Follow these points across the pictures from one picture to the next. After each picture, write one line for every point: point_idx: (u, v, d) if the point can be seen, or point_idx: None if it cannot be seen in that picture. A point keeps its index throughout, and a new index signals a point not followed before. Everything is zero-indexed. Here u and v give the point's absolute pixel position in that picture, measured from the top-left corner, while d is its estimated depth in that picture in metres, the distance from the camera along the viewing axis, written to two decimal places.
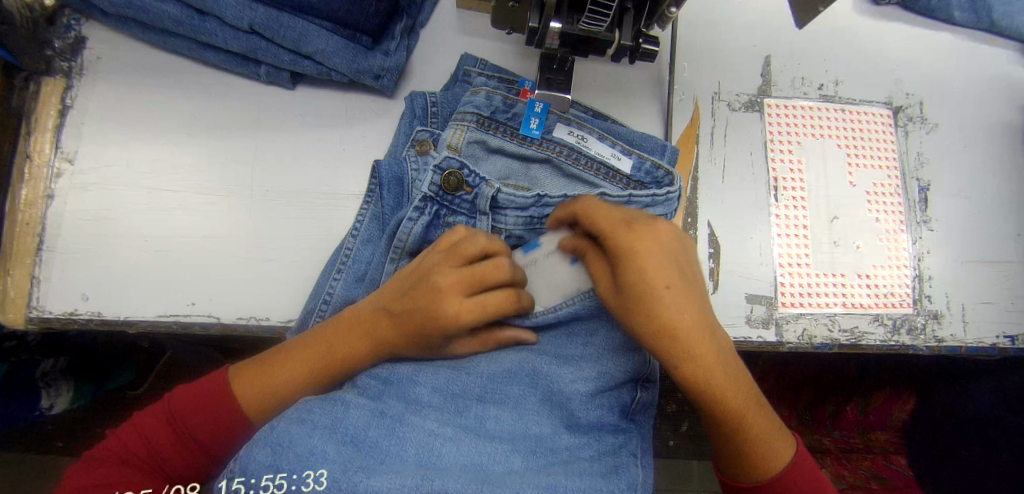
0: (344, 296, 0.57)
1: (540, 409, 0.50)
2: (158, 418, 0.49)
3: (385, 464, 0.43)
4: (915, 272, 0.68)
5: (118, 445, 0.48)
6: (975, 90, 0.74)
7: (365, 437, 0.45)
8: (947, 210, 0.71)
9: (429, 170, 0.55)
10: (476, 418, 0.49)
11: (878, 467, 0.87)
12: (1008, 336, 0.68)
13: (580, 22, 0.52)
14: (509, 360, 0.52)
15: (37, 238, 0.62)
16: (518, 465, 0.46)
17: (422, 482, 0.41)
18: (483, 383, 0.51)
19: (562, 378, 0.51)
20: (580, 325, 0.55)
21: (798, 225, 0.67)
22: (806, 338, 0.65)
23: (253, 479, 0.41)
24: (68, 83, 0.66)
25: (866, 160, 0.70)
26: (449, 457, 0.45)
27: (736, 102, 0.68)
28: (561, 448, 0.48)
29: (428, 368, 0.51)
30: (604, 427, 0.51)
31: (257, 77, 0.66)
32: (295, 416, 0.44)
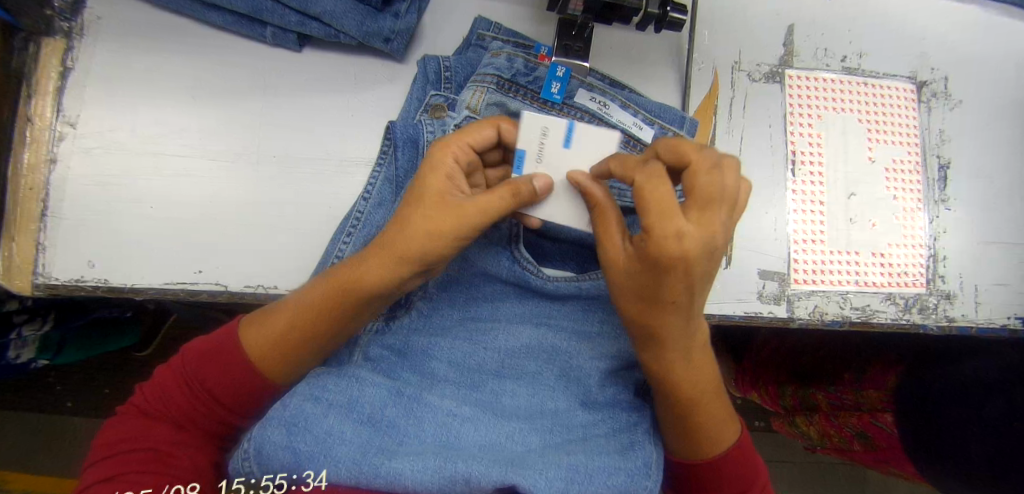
0: None
1: (556, 384, 0.50)
2: (180, 380, 0.48)
3: (403, 444, 0.43)
4: (930, 251, 0.67)
5: (143, 399, 0.49)
6: (1003, 65, 0.71)
7: (381, 416, 0.44)
8: (966, 189, 0.69)
9: (451, 131, 0.56)
10: (492, 394, 0.49)
11: (865, 425, 0.84)
12: (1019, 318, 0.68)
13: None
14: (527, 335, 0.52)
15: (41, 204, 0.61)
16: (536, 443, 0.46)
17: (445, 465, 0.41)
18: (500, 358, 0.51)
19: (580, 356, 0.52)
20: (599, 304, 0.54)
21: (815, 200, 0.65)
22: (816, 314, 0.65)
23: (266, 455, 0.41)
24: (68, 44, 0.64)
25: (887, 135, 0.68)
26: (468, 436, 0.44)
27: (756, 72, 0.67)
28: (575, 426, 0.48)
29: (443, 342, 0.51)
30: (618, 405, 0.52)
31: (263, 39, 0.64)
32: (310, 394, 0.44)
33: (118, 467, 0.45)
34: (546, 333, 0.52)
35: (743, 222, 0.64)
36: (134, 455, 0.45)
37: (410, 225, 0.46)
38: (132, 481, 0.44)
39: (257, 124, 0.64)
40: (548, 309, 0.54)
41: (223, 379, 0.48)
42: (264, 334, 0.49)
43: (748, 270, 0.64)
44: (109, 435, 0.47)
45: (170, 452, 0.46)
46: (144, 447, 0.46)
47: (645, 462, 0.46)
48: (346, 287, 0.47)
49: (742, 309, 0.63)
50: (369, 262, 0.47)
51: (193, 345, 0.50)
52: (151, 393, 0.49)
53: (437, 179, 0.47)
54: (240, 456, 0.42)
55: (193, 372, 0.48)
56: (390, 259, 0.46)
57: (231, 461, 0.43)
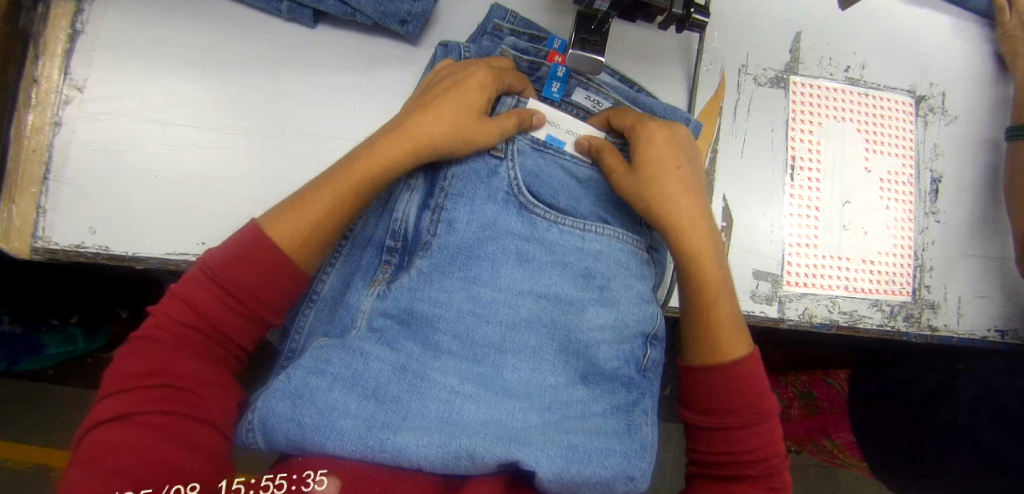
0: (361, 233, 0.59)
1: (556, 358, 0.52)
2: (205, 288, 0.47)
3: (407, 419, 0.44)
4: (917, 261, 0.70)
5: (162, 321, 0.46)
6: (999, 84, 0.73)
7: (385, 391, 0.45)
8: (955, 203, 0.71)
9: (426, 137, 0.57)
10: (494, 368, 0.50)
11: (812, 385, 0.95)
12: (998, 330, 0.70)
13: None
14: (529, 308, 0.52)
15: (43, 167, 0.61)
16: (536, 421, 0.47)
17: (451, 440, 0.42)
18: (502, 332, 0.51)
19: (582, 325, 0.53)
20: (603, 265, 0.55)
21: (811, 206, 0.67)
22: (806, 316, 0.67)
23: (274, 431, 0.42)
24: (79, 7, 0.64)
25: (884, 146, 0.70)
26: (470, 414, 0.45)
27: (763, 77, 0.68)
28: (574, 402, 0.51)
29: (442, 317, 0.50)
30: (616, 380, 0.54)
31: (277, 13, 0.64)
32: (314, 367, 0.45)
33: (139, 404, 0.41)
34: (548, 306, 0.53)
35: (741, 222, 0.66)
36: (153, 394, 0.42)
37: (439, 126, 0.52)
38: (151, 423, 0.41)
39: (267, 98, 0.64)
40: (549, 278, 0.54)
41: (261, 278, 0.47)
42: (289, 226, 0.49)
43: (743, 270, 0.65)
44: (129, 367, 0.44)
45: (190, 391, 0.44)
46: (162, 383, 0.43)
47: (642, 444, 0.51)
48: (386, 170, 0.51)
49: None
50: (389, 167, 0.51)
51: (200, 277, 0.47)
52: (174, 311, 0.46)
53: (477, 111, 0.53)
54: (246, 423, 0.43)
55: (204, 307, 0.46)
56: (425, 155, 0.52)
57: (236, 434, 0.44)
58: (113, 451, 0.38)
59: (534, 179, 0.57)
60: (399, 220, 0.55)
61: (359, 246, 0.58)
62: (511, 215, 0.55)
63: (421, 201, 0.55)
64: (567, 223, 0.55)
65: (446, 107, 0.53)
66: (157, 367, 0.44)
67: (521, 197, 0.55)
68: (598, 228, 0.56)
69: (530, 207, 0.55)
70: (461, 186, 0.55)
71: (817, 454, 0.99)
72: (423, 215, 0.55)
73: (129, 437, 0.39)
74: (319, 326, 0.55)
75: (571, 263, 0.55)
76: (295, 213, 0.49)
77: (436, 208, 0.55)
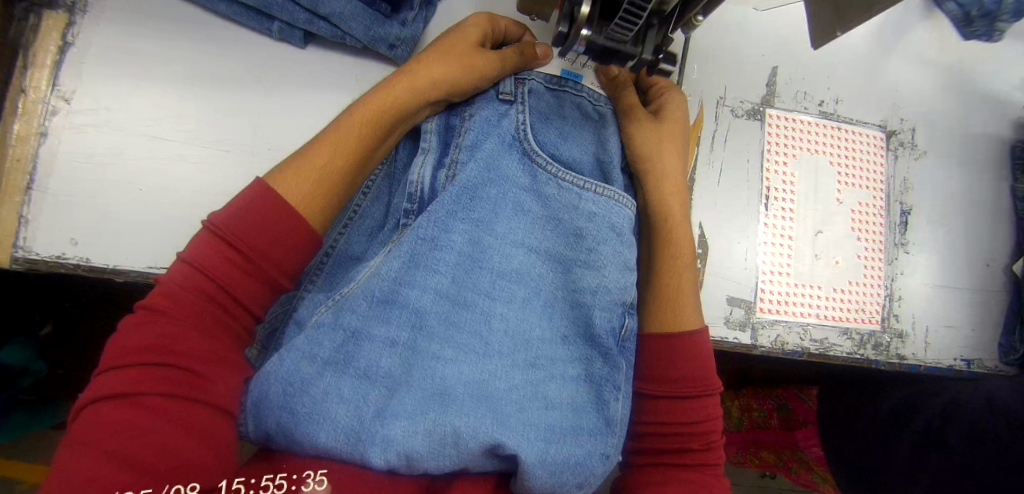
0: (349, 250, 0.57)
1: (542, 314, 0.53)
2: (217, 251, 0.46)
3: (396, 401, 0.46)
4: (887, 291, 0.72)
5: (170, 291, 0.45)
6: (965, 122, 0.77)
7: (377, 367, 0.46)
8: (924, 235, 0.74)
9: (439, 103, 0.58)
10: (482, 315, 0.51)
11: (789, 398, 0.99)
12: (964, 359, 0.72)
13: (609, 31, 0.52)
14: (520, 261, 0.53)
15: (27, 177, 0.61)
16: (518, 380, 0.50)
17: (437, 423, 0.45)
18: (489, 294, 0.51)
19: (568, 284, 0.55)
20: (594, 227, 0.55)
21: (784, 235, 0.69)
22: (778, 343, 0.68)
23: (273, 413, 0.44)
24: (70, 19, 0.64)
25: (856, 179, 0.72)
26: (457, 383, 0.48)
27: (739, 109, 0.70)
28: (557, 359, 0.53)
29: (444, 249, 0.51)
30: (598, 346, 0.55)
31: (268, 32, 0.65)
32: (306, 352, 0.46)
33: (144, 384, 0.41)
34: (540, 259, 0.54)
35: (717, 250, 0.67)
36: (160, 374, 0.42)
37: (440, 66, 0.54)
38: (158, 406, 0.41)
39: (255, 116, 0.65)
40: (541, 234, 0.54)
41: (269, 239, 0.47)
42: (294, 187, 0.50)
43: (719, 296, 0.67)
44: (134, 339, 0.43)
45: (202, 374, 0.44)
46: (169, 363, 0.43)
47: (607, 419, 0.53)
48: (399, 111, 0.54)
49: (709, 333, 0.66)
50: (388, 104, 0.53)
51: (215, 242, 0.46)
52: (184, 278, 0.46)
53: (477, 55, 0.55)
54: (250, 417, 0.46)
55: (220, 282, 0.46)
56: (424, 95, 0.54)
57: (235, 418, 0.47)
58: (112, 432, 0.39)
59: (540, 128, 0.57)
60: (414, 182, 0.54)
61: (353, 259, 0.57)
62: (513, 159, 0.55)
63: (436, 161, 0.56)
64: (567, 178, 0.56)
65: (449, 54, 0.55)
66: (166, 343, 0.43)
67: (525, 142, 0.56)
68: (599, 188, 0.56)
69: (532, 151, 0.56)
70: (474, 135, 0.56)
71: (788, 471, 0.99)
72: (435, 169, 0.55)
73: (126, 419, 0.40)
74: (319, 295, 0.54)
75: (564, 220, 0.55)
76: (301, 168, 0.51)
77: (450, 165, 0.55)
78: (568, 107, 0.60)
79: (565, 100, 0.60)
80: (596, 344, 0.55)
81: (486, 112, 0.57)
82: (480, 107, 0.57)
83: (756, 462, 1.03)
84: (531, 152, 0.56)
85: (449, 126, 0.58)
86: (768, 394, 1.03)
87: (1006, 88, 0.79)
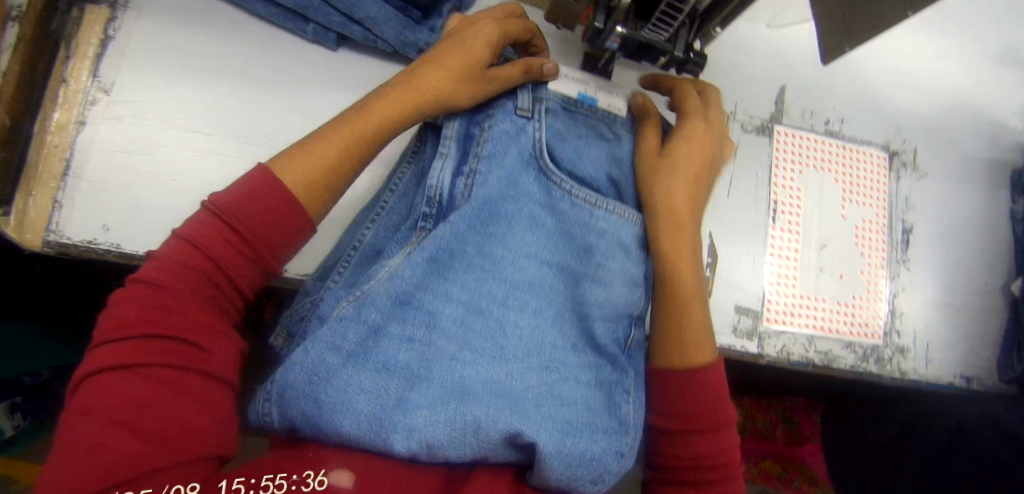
0: (374, 243, 0.59)
1: (554, 321, 0.54)
2: (214, 228, 0.46)
3: (416, 393, 0.47)
4: (889, 306, 0.74)
5: (166, 265, 0.45)
6: (965, 145, 0.80)
7: (395, 361, 0.48)
8: (925, 253, 0.76)
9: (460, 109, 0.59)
10: (497, 323, 0.52)
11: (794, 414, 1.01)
12: (964, 377, 0.74)
13: (643, 30, 0.55)
14: (533, 271, 0.55)
15: (63, 163, 0.64)
16: (533, 381, 0.51)
17: (456, 416, 0.46)
18: (506, 294, 0.53)
19: (578, 295, 0.57)
20: (599, 247, 0.58)
21: (790, 248, 0.71)
22: (784, 353, 0.70)
23: (295, 404, 0.46)
24: (113, 15, 0.68)
25: (860, 196, 0.75)
26: (473, 381, 0.49)
27: (749, 125, 0.73)
28: (569, 364, 0.54)
29: (459, 266, 0.53)
30: (606, 354, 0.57)
31: (302, 34, 0.68)
32: (329, 344, 0.48)
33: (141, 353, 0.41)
34: (551, 271, 0.56)
35: (725, 260, 0.70)
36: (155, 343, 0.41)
37: (445, 61, 0.55)
38: (161, 377, 0.40)
39: (286, 114, 0.67)
40: (554, 248, 0.56)
41: (265, 218, 0.48)
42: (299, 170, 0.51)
43: (727, 304, 0.69)
44: (128, 312, 0.42)
45: (200, 345, 0.43)
46: (165, 332, 0.42)
47: (620, 421, 0.55)
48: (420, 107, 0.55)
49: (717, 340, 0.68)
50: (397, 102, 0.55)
51: (212, 218, 0.47)
52: (179, 252, 0.45)
53: (479, 49, 0.56)
54: (276, 406, 0.47)
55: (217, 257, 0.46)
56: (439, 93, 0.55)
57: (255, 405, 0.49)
58: (113, 401, 0.38)
59: (558, 144, 0.59)
60: (433, 187, 0.56)
61: (376, 253, 0.59)
62: (529, 177, 0.57)
63: (455, 169, 0.57)
64: (581, 196, 0.58)
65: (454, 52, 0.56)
66: (163, 313, 0.42)
67: (541, 160, 0.57)
68: (609, 205, 0.59)
69: (548, 169, 0.57)
70: (493, 145, 0.56)
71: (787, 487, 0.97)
72: (454, 178, 0.56)
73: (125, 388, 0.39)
74: (340, 291, 0.56)
75: (575, 236, 0.57)
76: (310, 153, 0.52)
77: (470, 173, 0.56)
78: (586, 125, 0.62)
79: (581, 118, 0.62)
80: (601, 352, 0.57)
81: (505, 121, 0.57)
82: (499, 117, 0.58)
83: (759, 475, 0.97)
84: (546, 169, 0.57)
85: (469, 131, 0.59)
86: (772, 405, 1.02)
87: (1004, 114, 0.82)
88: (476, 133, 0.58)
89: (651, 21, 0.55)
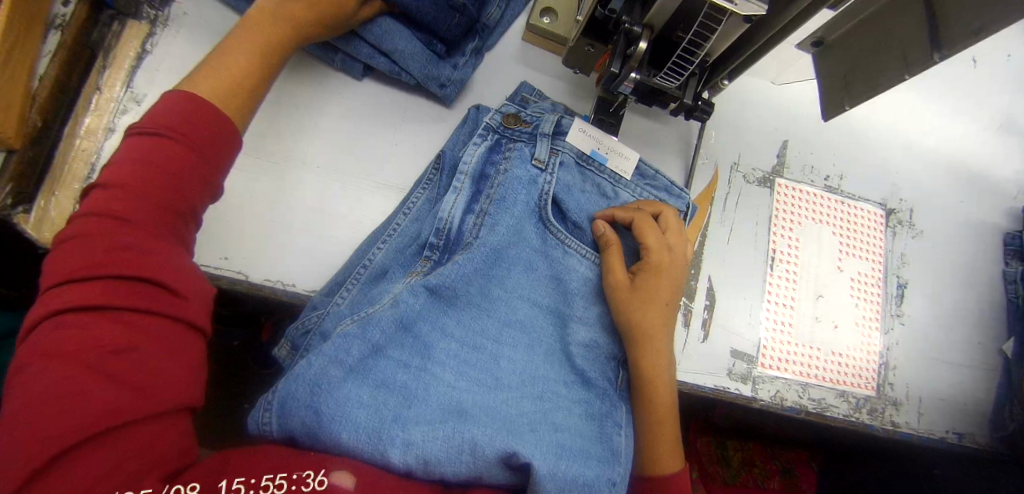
0: (383, 264, 0.61)
1: (546, 357, 0.57)
2: (153, 151, 0.43)
3: (414, 410, 0.48)
4: (882, 359, 0.75)
5: (111, 201, 0.41)
6: (959, 207, 0.82)
7: (394, 380, 0.50)
8: (919, 310, 0.78)
9: (477, 143, 0.61)
10: (491, 357, 0.54)
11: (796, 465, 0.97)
12: (955, 432, 0.75)
13: (656, 76, 0.57)
14: (525, 312, 0.58)
15: (89, 166, 0.66)
16: (528, 408, 0.53)
17: (454, 434, 0.47)
18: (501, 326, 0.56)
19: (572, 333, 0.59)
20: (593, 289, 0.60)
21: (787, 296, 0.73)
22: (778, 399, 0.71)
23: (294, 412, 0.46)
24: (151, 31, 0.71)
25: (856, 250, 0.77)
26: (470, 405, 0.50)
27: (751, 175, 0.76)
28: (562, 397, 0.56)
29: (459, 305, 0.56)
30: (598, 391, 0.58)
31: (329, 62, 0.71)
32: (333, 357, 0.49)
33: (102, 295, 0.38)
34: (542, 314, 0.58)
35: (723, 303, 0.71)
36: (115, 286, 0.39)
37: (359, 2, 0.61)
38: (126, 316, 0.38)
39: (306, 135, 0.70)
40: (545, 293, 0.59)
41: (203, 134, 0.45)
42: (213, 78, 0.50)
43: (724, 347, 0.70)
44: (78, 250, 0.39)
45: (167, 282, 0.40)
46: (125, 268, 0.39)
47: (613, 451, 0.55)
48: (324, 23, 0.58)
49: (713, 382, 0.69)
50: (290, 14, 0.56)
51: (153, 139, 0.44)
52: (121, 182, 0.42)
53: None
54: (273, 416, 0.46)
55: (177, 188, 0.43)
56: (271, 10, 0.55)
57: (251, 415, 0.48)
58: (66, 345, 0.36)
59: (565, 194, 0.61)
60: (443, 219, 0.58)
61: (383, 274, 0.60)
62: (532, 226, 0.60)
63: (465, 205, 0.59)
64: (576, 246, 0.60)
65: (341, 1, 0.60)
66: (124, 248, 0.40)
67: (545, 211, 0.60)
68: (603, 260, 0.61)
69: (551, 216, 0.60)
70: (505, 190, 0.59)
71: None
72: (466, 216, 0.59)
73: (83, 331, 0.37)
74: (344, 310, 0.57)
75: (567, 282, 0.59)
76: (222, 69, 0.51)
77: (481, 213, 0.59)
78: (593, 184, 0.63)
79: (590, 176, 0.63)
80: (591, 390, 0.58)
81: (517, 164, 0.60)
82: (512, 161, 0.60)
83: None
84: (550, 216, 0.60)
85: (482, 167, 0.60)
86: (775, 455, 0.98)
87: (998, 179, 0.85)
88: (489, 174, 0.60)
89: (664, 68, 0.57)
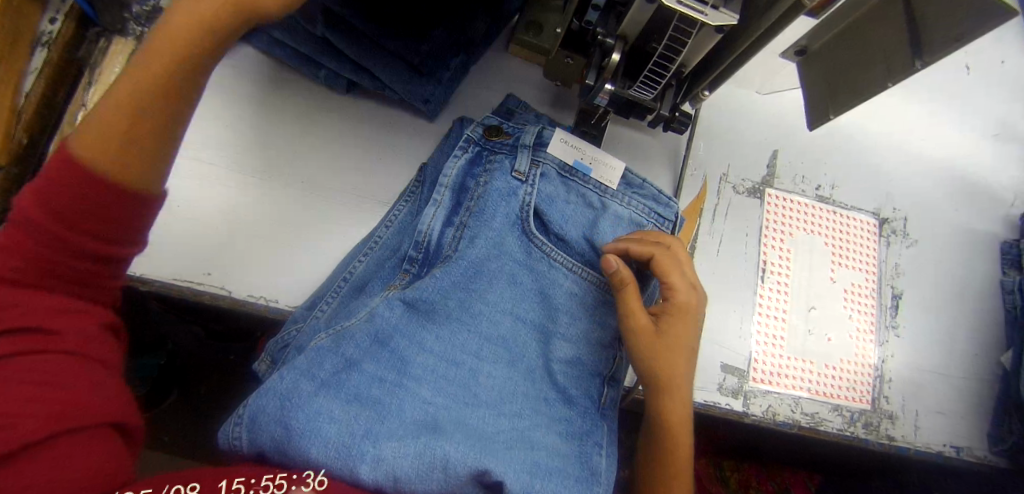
0: (363, 276, 0.61)
1: (525, 374, 0.56)
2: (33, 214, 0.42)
3: (386, 423, 0.47)
4: (877, 371, 0.74)
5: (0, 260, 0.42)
6: (954, 216, 0.81)
7: (366, 394, 0.49)
8: (914, 321, 0.77)
9: (457, 155, 0.60)
10: (469, 373, 0.53)
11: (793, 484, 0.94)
12: (953, 446, 0.74)
13: (631, 88, 0.58)
14: (506, 326, 0.57)
15: None
16: (504, 425, 0.52)
17: (426, 450, 0.45)
18: (480, 341, 0.55)
19: (553, 349, 0.58)
20: (576, 301, 0.59)
21: (779, 308, 0.72)
22: (770, 413, 0.70)
23: (263, 427, 0.45)
24: (136, 46, 0.70)
25: (849, 261, 0.75)
26: (445, 421, 0.49)
27: (741, 186, 0.75)
28: (541, 414, 0.55)
29: (437, 319, 0.55)
30: (578, 409, 0.57)
31: (314, 78, 0.71)
32: (306, 371, 0.49)
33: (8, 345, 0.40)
34: (524, 328, 0.57)
35: (713, 316, 0.70)
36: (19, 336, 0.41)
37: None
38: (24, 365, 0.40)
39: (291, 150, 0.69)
40: (528, 307, 0.58)
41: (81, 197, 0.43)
42: (91, 131, 0.44)
43: (714, 362, 0.69)
44: None
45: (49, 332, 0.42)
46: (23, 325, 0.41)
47: (591, 472, 0.54)
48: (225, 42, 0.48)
49: (703, 397, 0.68)
50: (196, 18, 0.46)
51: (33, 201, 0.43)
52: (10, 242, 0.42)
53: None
54: (240, 431, 0.46)
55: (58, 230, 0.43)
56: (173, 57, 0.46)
57: (221, 429, 0.47)
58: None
59: (547, 205, 0.60)
60: (422, 232, 0.58)
61: (364, 286, 0.60)
62: (513, 237, 0.59)
63: (445, 217, 0.59)
64: (559, 259, 0.59)
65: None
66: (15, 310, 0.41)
67: (526, 223, 0.59)
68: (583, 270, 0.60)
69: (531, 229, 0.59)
70: (484, 203, 0.59)
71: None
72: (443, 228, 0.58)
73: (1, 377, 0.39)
74: (322, 323, 0.57)
75: (550, 296, 0.59)
76: (98, 122, 0.44)
77: (459, 225, 0.59)
78: (578, 195, 0.61)
79: (574, 188, 0.61)
80: (573, 406, 0.57)
81: (497, 176, 0.59)
82: (492, 173, 0.60)
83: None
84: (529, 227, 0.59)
85: (460, 178, 0.60)
86: (771, 475, 0.95)
87: (994, 188, 0.83)
88: (469, 186, 0.60)
89: (638, 80, 0.57)
